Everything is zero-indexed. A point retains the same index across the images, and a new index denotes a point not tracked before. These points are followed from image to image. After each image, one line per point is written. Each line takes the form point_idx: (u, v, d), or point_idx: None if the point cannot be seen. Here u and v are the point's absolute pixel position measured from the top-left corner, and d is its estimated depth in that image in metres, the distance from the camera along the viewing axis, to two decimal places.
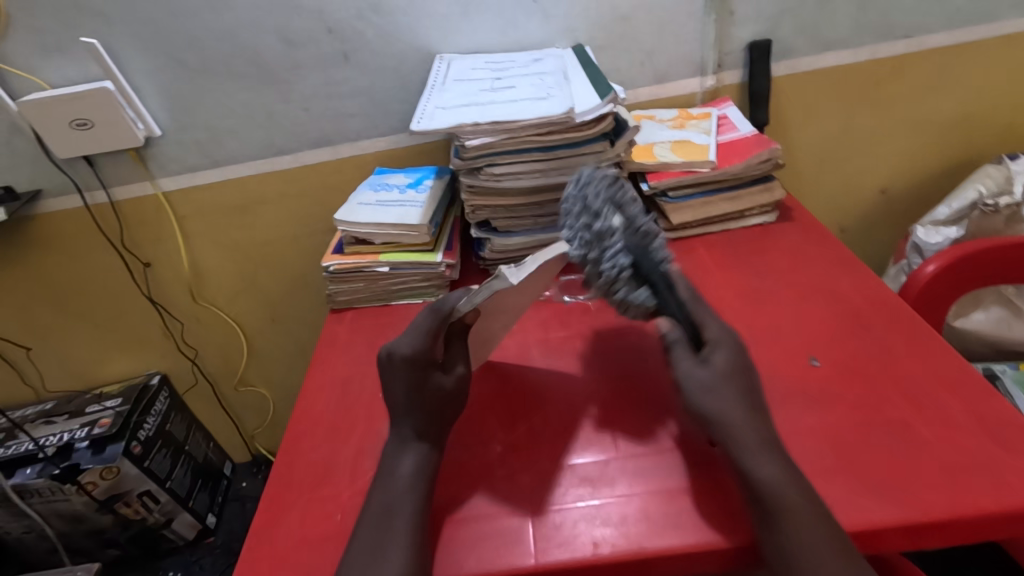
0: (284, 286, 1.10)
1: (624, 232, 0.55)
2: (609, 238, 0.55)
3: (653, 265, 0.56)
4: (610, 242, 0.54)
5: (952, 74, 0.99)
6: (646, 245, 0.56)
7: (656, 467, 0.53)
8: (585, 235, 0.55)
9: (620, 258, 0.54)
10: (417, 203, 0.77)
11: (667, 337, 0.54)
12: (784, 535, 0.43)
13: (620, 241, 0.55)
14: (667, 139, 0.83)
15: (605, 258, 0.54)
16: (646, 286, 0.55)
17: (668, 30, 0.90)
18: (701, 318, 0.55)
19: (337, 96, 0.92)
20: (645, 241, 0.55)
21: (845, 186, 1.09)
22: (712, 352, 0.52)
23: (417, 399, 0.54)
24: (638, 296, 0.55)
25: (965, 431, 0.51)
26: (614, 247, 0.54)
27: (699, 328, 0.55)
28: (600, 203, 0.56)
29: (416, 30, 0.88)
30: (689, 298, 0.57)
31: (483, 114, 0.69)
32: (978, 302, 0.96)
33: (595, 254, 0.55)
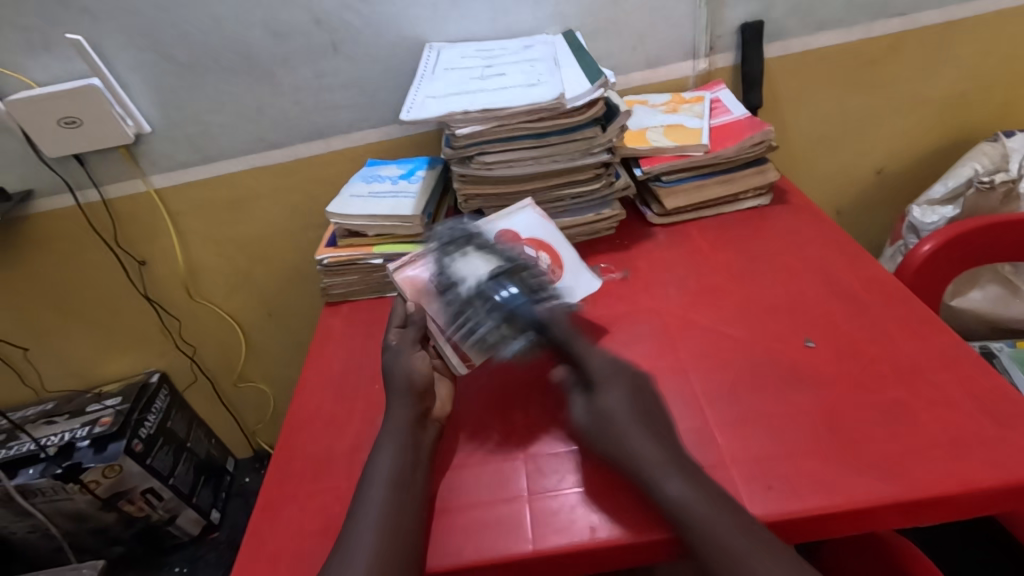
0: (279, 281, 1.10)
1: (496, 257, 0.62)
2: (470, 301, 0.59)
3: (525, 301, 0.57)
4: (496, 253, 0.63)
5: (946, 52, 0.98)
6: (520, 284, 0.59)
7: None
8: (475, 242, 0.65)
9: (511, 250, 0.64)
10: (409, 194, 0.77)
11: (568, 382, 0.57)
12: (637, 450, 0.49)
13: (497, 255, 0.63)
14: (659, 124, 0.83)
15: (479, 330, 0.58)
16: (532, 339, 0.56)
17: (659, 13, 0.90)
18: (580, 350, 0.55)
19: (327, 88, 0.91)
20: (510, 279, 0.59)
21: (840, 167, 1.09)
22: (601, 388, 0.54)
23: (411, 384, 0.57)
24: (510, 350, 0.57)
25: (961, 408, 0.52)
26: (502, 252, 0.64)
27: (582, 361, 0.55)
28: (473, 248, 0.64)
29: (405, 19, 0.87)
30: (564, 334, 0.55)
31: (473, 102, 0.68)
32: (975, 282, 0.96)
33: (469, 336, 0.58)
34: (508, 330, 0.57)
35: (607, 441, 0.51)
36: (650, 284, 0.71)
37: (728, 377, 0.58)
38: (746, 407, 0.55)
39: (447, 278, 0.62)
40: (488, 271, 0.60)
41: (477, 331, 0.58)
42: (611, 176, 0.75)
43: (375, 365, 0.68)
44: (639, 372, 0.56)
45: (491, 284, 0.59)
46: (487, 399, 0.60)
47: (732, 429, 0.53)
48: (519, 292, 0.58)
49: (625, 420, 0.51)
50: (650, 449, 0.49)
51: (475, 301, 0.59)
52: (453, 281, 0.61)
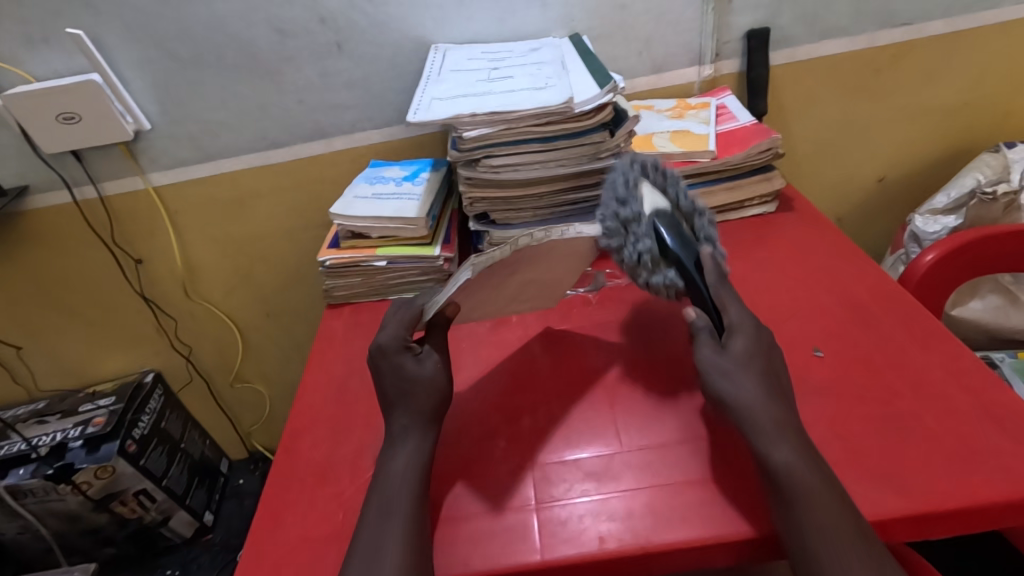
0: (278, 281, 1.09)
1: (655, 215, 0.55)
2: (633, 221, 0.55)
3: (688, 246, 0.54)
4: (637, 225, 0.55)
5: (950, 61, 0.98)
6: (682, 227, 0.55)
7: (661, 461, 0.52)
8: (616, 222, 0.56)
9: (644, 244, 0.54)
10: (414, 196, 0.76)
11: (694, 324, 0.53)
12: (788, 462, 0.44)
13: (648, 225, 0.55)
14: (666, 129, 0.82)
15: (636, 248, 0.55)
16: (679, 278, 0.54)
17: (666, 18, 0.89)
18: (721, 299, 0.53)
19: (331, 88, 0.90)
20: (679, 229, 0.55)
21: (843, 174, 1.09)
22: (734, 336, 0.51)
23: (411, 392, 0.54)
24: (659, 279, 0.55)
25: (970, 420, 0.51)
26: (642, 233, 0.55)
27: (720, 312, 0.53)
28: (626, 189, 0.57)
29: (410, 19, 0.86)
30: (715, 281, 0.53)
31: (481, 104, 0.68)
32: (975, 291, 0.97)
33: (627, 253, 0.55)
34: (650, 263, 0.55)
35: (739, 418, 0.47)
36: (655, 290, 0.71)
37: None
38: None
39: (626, 196, 0.56)
40: (659, 204, 0.56)
41: (636, 251, 0.55)
42: None
43: None
44: (773, 345, 0.52)
45: (658, 214, 0.55)
46: (507, 404, 0.60)
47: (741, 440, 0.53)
48: (677, 237, 0.54)
49: (777, 418, 0.46)
50: (785, 452, 0.45)
51: (615, 225, 0.56)
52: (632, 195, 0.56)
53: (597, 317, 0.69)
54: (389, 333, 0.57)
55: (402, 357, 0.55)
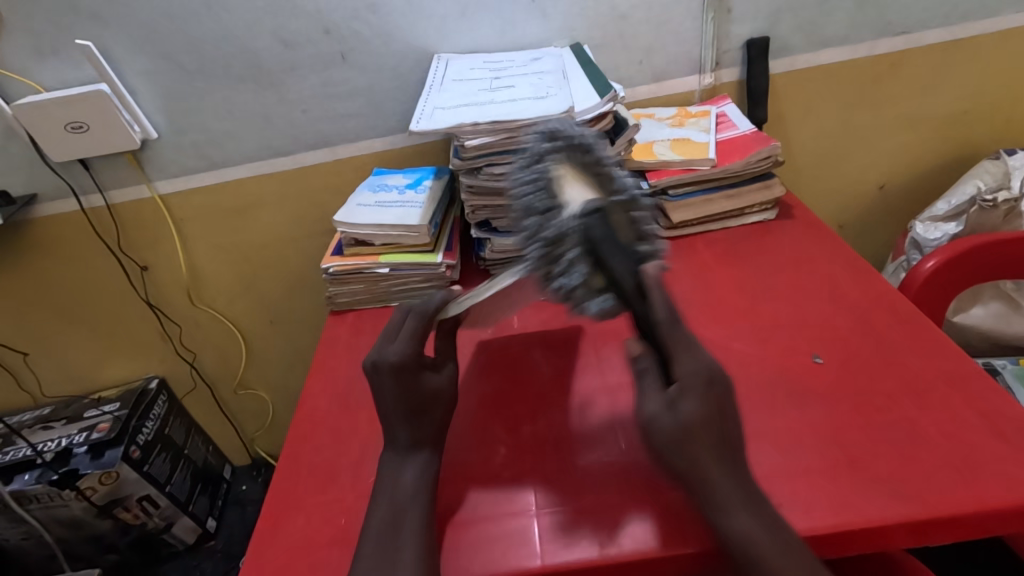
0: (282, 288, 1.10)
1: (582, 233, 0.51)
2: (562, 240, 0.51)
3: (620, 257, 0.50)
4: (563, 247, 0.51)
5: (949, 69, 0.99)
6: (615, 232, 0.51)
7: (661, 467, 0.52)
8: (544, 244, 0.52)
9: (577, 270, 0.51)
10: (417, 204, 0.77)
11: (637, 364, 0.50)
12: (716, 481, 0.45)
13: (577, 245, 0.51)
14: (666, 137, 0.83)
15: (567, 277, 0.51)
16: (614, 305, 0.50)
17: (667, 28, 0.90)
18: (673, 346, 0.48)
19: (335, 97, 0.92)
20: (611, 243, 0.50)
21: (844, 181, 1.10)
22: (682, 394, 0.47)
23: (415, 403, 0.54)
24: (592, 309, 0.50)
25: (968, 427, 0.51)
26: (570, 254, 0.51)
27: (670, 360, 0.48)
28: (552, 201, 0.53)
29: (414, 30, 0.88)
30: (665, 316, 0.48)
31: (483, 114, 0.69)
32: (977, 298, 0.97)
33: (553, 277, 0.52)
34: (579, 290, 0.51)
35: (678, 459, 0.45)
36: None
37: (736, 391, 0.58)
38: (753, 422, 0.55)
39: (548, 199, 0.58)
40: (591, 209, 0.52)
41: (564, 278, 0.51)
42: None
43: None
44: (729, 394, 0.48)
45: (590, 225, 0.50)
46: (511, 411, 0.60)
47: None
48: (614, 246, 0.50)
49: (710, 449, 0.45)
50: (720, 479, 0.45)
51: (539, 233, 0.53)
52: (554, 204, 0.58)
53: (597, 323, 0.70)
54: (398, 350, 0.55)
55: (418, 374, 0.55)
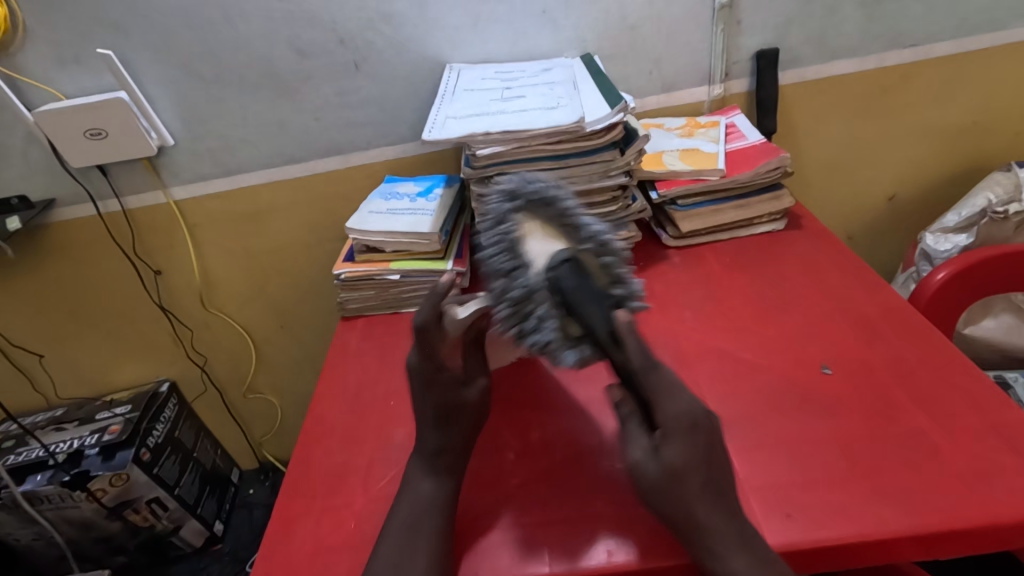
0: (293, 293, 1.11)
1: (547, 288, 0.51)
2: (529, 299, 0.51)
3: (595, 306, 0.48)
4: (531, 304, 0.52)
5: (959, 81, 0.99)
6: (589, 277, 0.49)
7: None
8: (510, 301, 0.53)
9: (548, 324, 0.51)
10: (428, 212, 0.78)
11: (620, 411, 0.50)
12: (705, 521, 0.45)
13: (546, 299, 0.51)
14: (675, 147, 0.84)
15: (539, 332, 0.51)
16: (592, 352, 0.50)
17: (676, 39, 0.91)
18: (652, 393, 0.48)
19: (348, 105, 0.93)
20: (581, 290, 0.49)
21: (853, 192, 1.10)
22: (665, 440, 0.47)
23: (447, 408, 0.54)
24: (568, 360, 0.51)
25: (979, 439, 0.51)
26: (541, 310, 0.51)
27: (652, 405, 0.48)
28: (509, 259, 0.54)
29: (426, 40, 0.89)
30: (640, 363, 0.48)
31: (494, 123, 0.70)
32: (988, 310, 0.96)
33: (526, 332, 0.52)
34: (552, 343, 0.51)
35: (665, 504, 0.46)
36: (664, 306, 0.72)
37: (745, 401, 0.58)
38: (762, 432, 0.55)
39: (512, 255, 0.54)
40: (556, 260, 0.51)
41: (536, 332, 0.52)
42: (628, 199, 0.76)
43: (389, 381, 0.68)
44: (715, 439, 0.48)
45: (557, 277, 0.50)
46: (523, 415, 0.61)
47: (750, 455, 0.53)
48: (582, 292, 0.49)
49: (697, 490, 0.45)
50: (715, 522, 0.45)
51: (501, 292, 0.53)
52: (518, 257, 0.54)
53: None
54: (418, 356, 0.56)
55: (448, 383, 0.55)
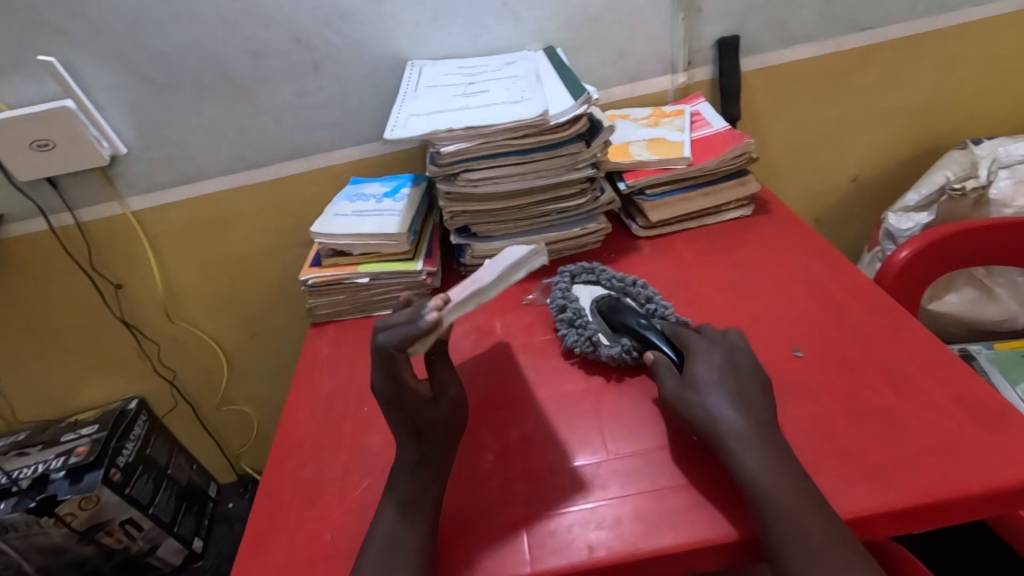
0: (262, 300, 1.08)
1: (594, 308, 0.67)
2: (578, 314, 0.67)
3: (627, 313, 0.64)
4: (581, 318, 0.66)
5: (914, 64, 1.01)
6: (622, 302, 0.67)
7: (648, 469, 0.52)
8: (565, 321, 0.67)
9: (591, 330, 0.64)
10: (394, 212, 0.77)
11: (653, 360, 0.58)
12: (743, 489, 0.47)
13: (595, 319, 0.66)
14: (641, 138, 0.84)
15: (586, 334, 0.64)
16: (633, 345, 0.61)
17: (638, 29, 0.91)
18: (681, 340, 0.59)
19: (308, 107, 0.91)
20: (618, 305, 0.66)
21: (817, 176, 1.11)
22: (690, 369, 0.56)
23: (419, 426, 0.53)
24: (614, 351, 0.61)
25: (945, 414, 0.52)
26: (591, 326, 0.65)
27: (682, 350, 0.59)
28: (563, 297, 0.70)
29: (386, 37, 0.87)
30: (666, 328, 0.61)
31: (457, 120, 0.68)
32: (951, 286, 0.98)
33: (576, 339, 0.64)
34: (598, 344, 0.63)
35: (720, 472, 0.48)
36: None
37: None
38: None
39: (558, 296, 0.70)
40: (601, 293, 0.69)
41: (579, 338, 0.64)
42: (596, 191, 0.75)
43: (362, 387, 0.67)
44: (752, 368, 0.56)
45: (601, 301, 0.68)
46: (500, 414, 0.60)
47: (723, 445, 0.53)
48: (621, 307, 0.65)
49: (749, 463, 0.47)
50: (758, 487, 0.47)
51: (558, 309, 0.69)
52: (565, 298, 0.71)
53: None
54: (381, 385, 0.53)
55: (416, 403, 0.53)
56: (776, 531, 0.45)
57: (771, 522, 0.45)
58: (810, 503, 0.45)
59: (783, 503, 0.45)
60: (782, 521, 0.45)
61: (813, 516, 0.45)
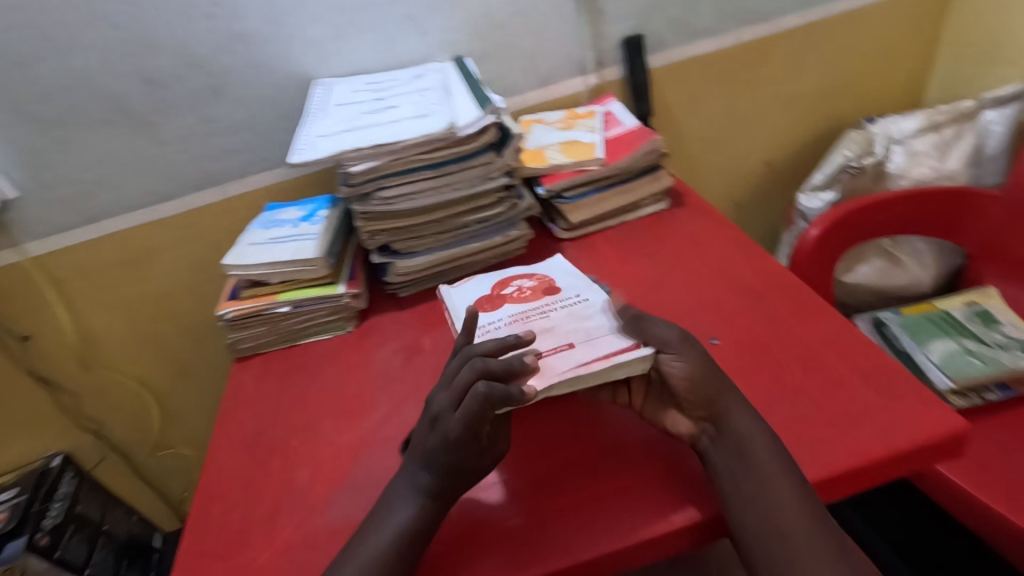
0: (188, 337, 1.03)
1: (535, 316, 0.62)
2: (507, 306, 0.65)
3: None
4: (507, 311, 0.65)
5: (809, 52, 1.07)
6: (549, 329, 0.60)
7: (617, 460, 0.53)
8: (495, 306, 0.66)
9: None
10: (312, 236, 0.75)
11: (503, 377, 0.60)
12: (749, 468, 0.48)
13: None
14: (556, 141, 0.85)
15: None
16: None
17: (545, 34, 0.92)
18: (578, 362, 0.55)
19: (214, 134, 0.87)
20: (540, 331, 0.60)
21: (733, 164, 1.16)
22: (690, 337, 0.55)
23: (460, 466, 0.48)
24: None
25: (850, 386, 0.55)
26: None
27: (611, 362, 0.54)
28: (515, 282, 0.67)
29: (289, 57, 0.85)
30: None
31: (364, 138, 0.67)
32: (862, 258, 1.07)
33: None
34: None
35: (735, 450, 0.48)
36: None
37: None
38: None
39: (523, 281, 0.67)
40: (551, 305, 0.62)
41: None
42: (514, 198, 0.76)
43: (289, 420, 0.64)
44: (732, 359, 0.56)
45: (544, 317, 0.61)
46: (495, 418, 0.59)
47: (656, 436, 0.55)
48: None
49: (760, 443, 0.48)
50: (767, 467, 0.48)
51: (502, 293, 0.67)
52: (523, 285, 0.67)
53: None
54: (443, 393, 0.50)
55: (473, 448, 0.48)
56: (760, 509, 0.46)
57: (755, 505, 0.47)
58: (791, 483, 0.47)
59: (768, 492, 0.47)
60: (774, 510, 0.46)
61: (793, 499, 0.46)
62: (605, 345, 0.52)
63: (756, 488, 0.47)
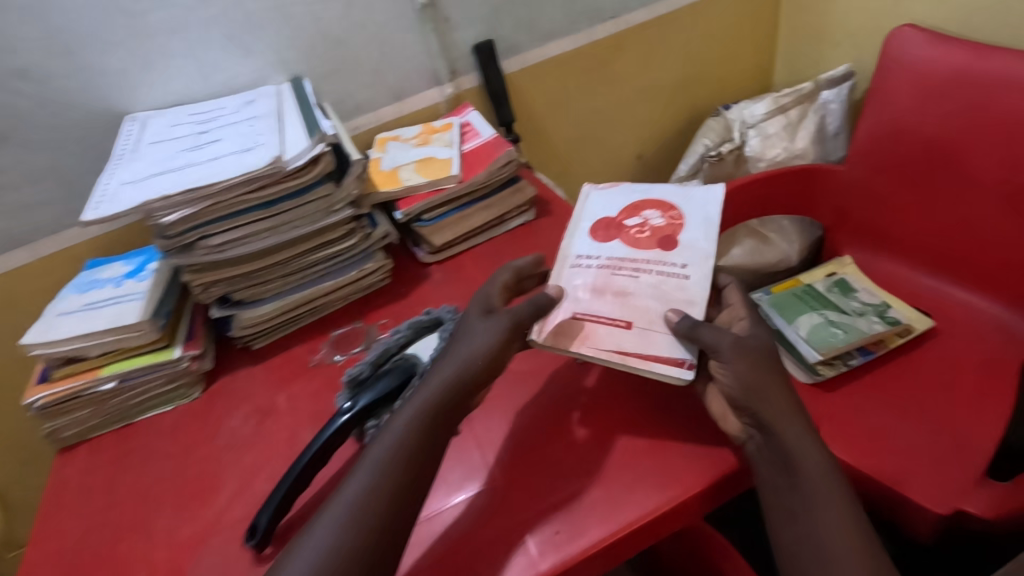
0: (17, 421, 0.89)
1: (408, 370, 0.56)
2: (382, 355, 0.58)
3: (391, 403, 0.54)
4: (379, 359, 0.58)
5: (661, 46, 1.08)
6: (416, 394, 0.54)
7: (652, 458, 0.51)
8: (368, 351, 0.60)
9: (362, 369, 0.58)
10: (135, 296, 0.65)
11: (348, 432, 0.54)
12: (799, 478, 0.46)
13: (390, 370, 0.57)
14: (411, 160, 0.80)
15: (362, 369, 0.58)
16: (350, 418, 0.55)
17: (389, 46, 0.87)
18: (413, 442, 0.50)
19: (9, 188, 0.75)
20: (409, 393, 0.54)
21: (605, 160, 1.16)
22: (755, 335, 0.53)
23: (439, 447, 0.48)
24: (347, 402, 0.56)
25: (710, 392, 0.55)
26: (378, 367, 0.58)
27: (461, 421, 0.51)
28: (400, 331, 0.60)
29: (91, 92, 0.74)
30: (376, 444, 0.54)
31: (175, 183, 0.59)
32: (734, 241, 1.12)
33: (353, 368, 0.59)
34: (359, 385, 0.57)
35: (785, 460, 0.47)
36: None
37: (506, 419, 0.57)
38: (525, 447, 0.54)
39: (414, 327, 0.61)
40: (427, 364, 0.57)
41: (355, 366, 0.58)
42: (365, 228, 0.70)
43: (120, 518, 0.55)
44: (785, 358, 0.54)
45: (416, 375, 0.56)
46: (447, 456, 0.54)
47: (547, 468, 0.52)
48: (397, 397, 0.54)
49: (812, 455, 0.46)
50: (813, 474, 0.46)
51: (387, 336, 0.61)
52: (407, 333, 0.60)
53: None
54: (487, 338, 0.52)
55: (471, 382, 0.51)
56: (805, 517, 0.45)
57: (809, 514, 0.45)
58: (839, 494, 0.46)
59: (816, 503, 0.45)
60: (826, 518, 0.45)
61: (841, 509, 0.45)
62: (658, 341, 0.53)
63: (808, 496, 0.46)
